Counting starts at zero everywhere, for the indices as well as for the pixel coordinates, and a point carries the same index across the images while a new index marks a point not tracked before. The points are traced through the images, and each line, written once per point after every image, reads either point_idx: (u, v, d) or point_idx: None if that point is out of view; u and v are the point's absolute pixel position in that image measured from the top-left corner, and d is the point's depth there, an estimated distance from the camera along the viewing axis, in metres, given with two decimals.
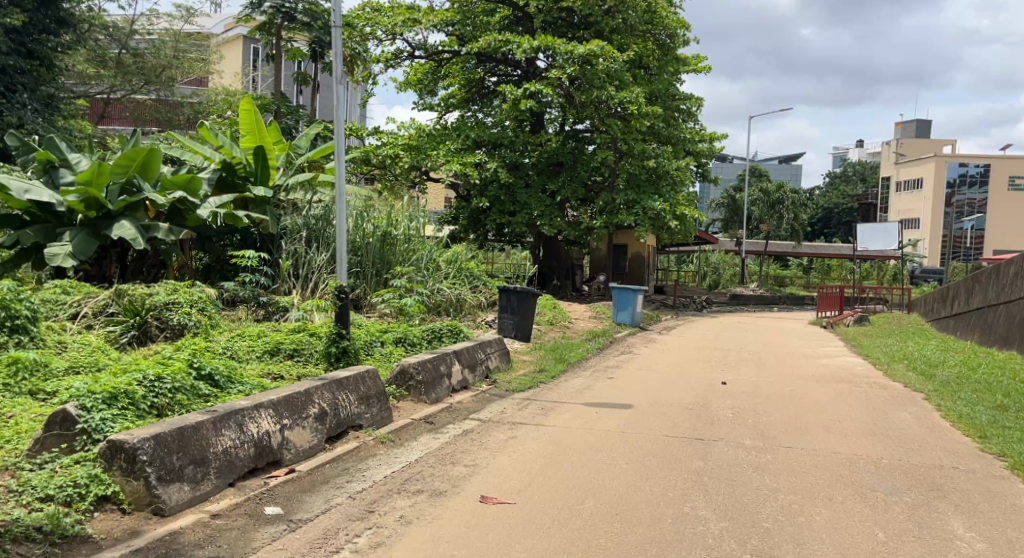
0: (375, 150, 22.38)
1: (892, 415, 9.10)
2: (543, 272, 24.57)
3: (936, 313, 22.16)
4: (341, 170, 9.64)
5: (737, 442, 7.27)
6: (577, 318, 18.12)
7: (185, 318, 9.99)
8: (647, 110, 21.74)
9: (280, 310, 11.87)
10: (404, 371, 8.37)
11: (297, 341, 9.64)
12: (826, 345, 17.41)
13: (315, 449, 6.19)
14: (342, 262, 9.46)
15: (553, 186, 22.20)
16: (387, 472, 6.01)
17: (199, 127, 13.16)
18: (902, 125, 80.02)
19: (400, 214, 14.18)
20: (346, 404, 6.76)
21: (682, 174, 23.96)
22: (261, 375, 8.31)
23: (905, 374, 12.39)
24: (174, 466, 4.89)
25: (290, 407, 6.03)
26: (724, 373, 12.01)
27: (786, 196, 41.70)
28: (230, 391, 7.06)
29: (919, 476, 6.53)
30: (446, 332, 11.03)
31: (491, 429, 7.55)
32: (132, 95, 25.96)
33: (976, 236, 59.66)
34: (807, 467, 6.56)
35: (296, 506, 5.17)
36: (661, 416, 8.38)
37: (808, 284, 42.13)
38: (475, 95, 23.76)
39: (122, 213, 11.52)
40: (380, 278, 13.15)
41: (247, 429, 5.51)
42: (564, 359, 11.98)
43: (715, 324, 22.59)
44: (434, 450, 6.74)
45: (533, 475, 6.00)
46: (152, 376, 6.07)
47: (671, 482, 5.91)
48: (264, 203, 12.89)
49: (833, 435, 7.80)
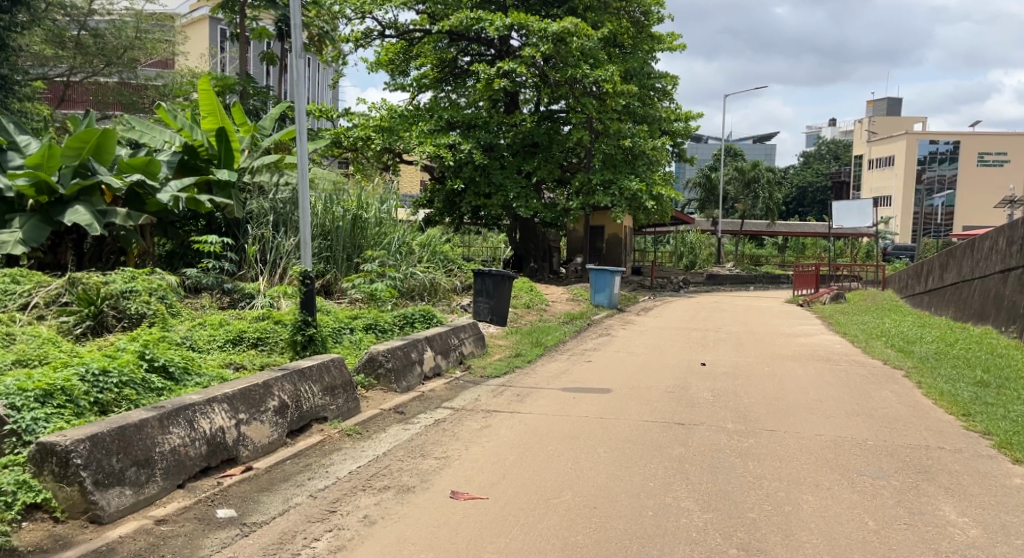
0: (346, 132, 21.91)
1: (874, 393, 8.82)
2: (520, 255, 24.22)
3: (911, 289, 22.09)
4: (303, 148, 9.18)
5: (718, 427, 6.97)
6: (554, 301, 17.82)
7: (142, 308, 9.56)
8: (622, 89, 21.41)
9: (245, 297, 11.46)
10: (373, 359, 8.00)
11: (261, 330, 9.24)
12: (804, 324, 17.24)
13: (275, 444, 5.82)
14: (307, 246, 9.01)
15: (529, 166, 21.83)
16: (351, 467, 5.66)
17: (158, 109, 12.59)
18: (874, 104, 80.38)
19: (371, 197, 13.76)
20: (309, 395, 6.40)
21: (658, 154, 23.71)
22: (222, 366, 7.94)
23: (885, 352, 12.15)
24: (114, 468, 4.52)
25: (247, 400, 5.65)
26: (704, 354, 11.73)
27: (762, 175, 41.63)
28: (185, 384, 6.74)
29: (905, 457, 6.10)
30: (418, 317, 10.68)
31: (464, 418, 7.21)
32: (94, 77, 25.26)
33: (946, 212, 60.12)
34: (789, 451, 6.21)
35: (252, 508, 4.81)
36: (640, 400, 8.05)
37: (784, 262, 42.25)
38: (448, 75, 23.31)
39: (76, 197, 11.00)
40: (351, 263, 12.71)
41: (199, 426, 5.14)
42: (541, 343, 11.65)
43: (693, 304, 22.40)
44: (404, 441, 6.39)
45: (507, 466, 5.68)
46: (95, 369, 5.79)
47: (652, 471, 5.59)
48: (228, 185, 12.35)
49: (814, 417, 7.46)
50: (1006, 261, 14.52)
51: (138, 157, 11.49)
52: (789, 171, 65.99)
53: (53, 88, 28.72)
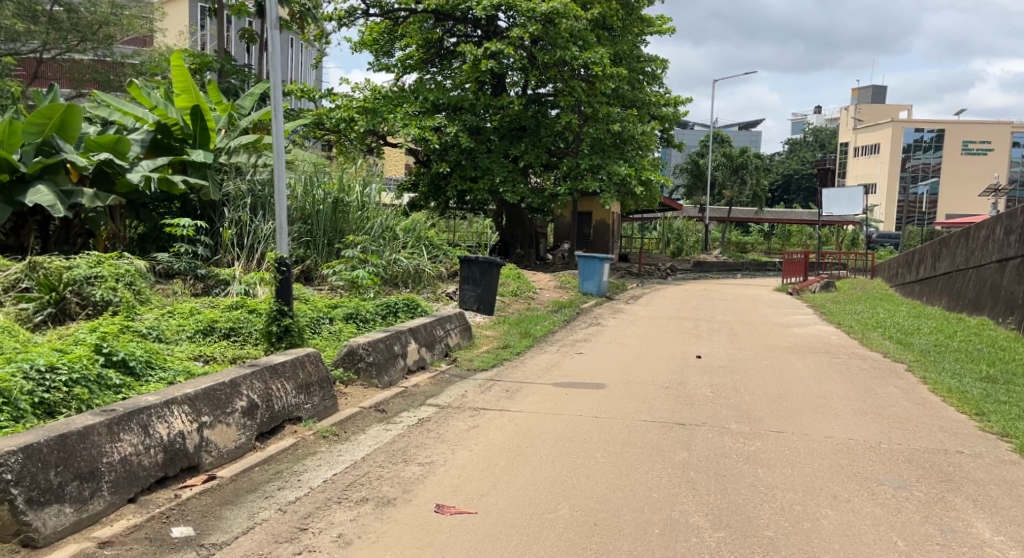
0: (329, 113, 21.25)
1: (880, 387, 8.33)
2: (506, 241, 23.71)
3: (901, 278, 21.70)
4: (279, 126, 8.58)
5: (721, 427, 6.47)
6: (542, 289, 17.31)
7: (108, 294, 8.98)
8: (611, 71, 20.87)
9: (220, 284, 10.93)
10: (353, 352, 7.49)
11: (235, 320, 8.71)
12: (795, 313, 16.82)
13: (243, 449, 5.31)
14: (283, 231, 8.43)
15: (515, 151, 21.25)
16: (326, 475, 5.16)
17: (129, 86, 11.87)
18: (859, 91, 80.02)
19: (353, 179, 13.18)
20: (282, 394, 5.88)
21: (647, 138, 23.18)
22: (190, 359, 7.43)
23: (883, 344, 11.65)
24: (50, 484, 4.02)
25: (211, 400, 5.14)
26: (699, 346, 11.25)
27: (750, 160, 41.10)
28: (147, 379, 6.28)
29: (924, 460, 5.59)
30: (402, 307, 10.15)
31: (450, 418, 6.71)
32: (68, 54, 24.51)
33: (931, 200, 60.00)
34: (800, 453, 5.72)
35: (212, 525, 4.31)
36: (636, 398, 7.55)
37: (770, 250, 41.97)
38: (433, 56, 22.62)
39: (39, 177, 10.43)
40: (332, 249, 12.17)
41: (154, 432, 4.63)
42: (529, 334, 11.14)
43: (681, 292, 21.94)
44: (385, 444, 5.90)
45: (497, 474, 5.21)
46: (42, 366, 5.39)
47: (654, 479, 5.13)
48: (203, 166, 11.79)
49: (821, 413, 6.96)
50: (1004, 250, 14.10)
51: (106, 135, 10.95)
52: (775, 159, 65.70)
53: (27, 66, 27.88)
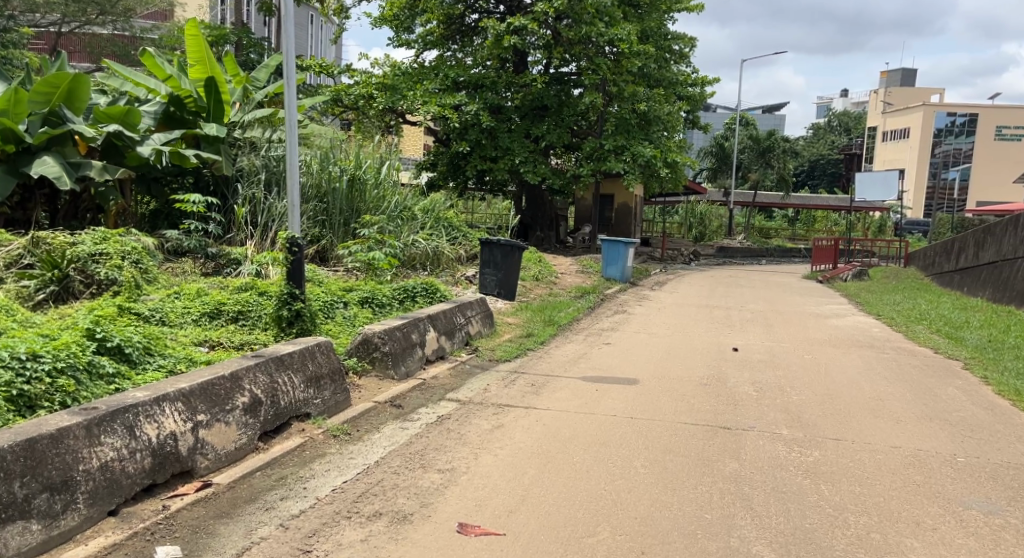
0: (347, 89, 20.56)
1: (938, 388, 7.69)
2: (526, 224, 23.06)
3: (938, 268, 20.84)
4: (291, 99, 7.98)
5: (772, 432, 5.89)
6: (563, 273, 16.68)
7: (112, 273, 8.48)
8: (640, 49, 20.11)
9: (232, 263, 10.39)
10: (368, 341, 6.94)
11: (243, 303, 8.16)
12: (830, 303, 16.11)
13: (243, 451, 4.78)
14: (295, 209, 7.86)
15: (538, 130, 20.58)
16: (335, 483, 4.61)
17: (141, 55, 11.36)
18: (887, 74, 78.07)
19: (370, 156, 12.61)
20: (289, 388, 5.34)
21: (674, 119, 22.39)
22: (193, 345, 6.93)
23: (932, 338, 10.93)
24: (15, 496, 3.51)
25: (207, 397, 4.61)
26: (733, 337, 10.60)
27: (776, 144, 39.73)
28: (143, 369, 5.76)
29: (1009, 478, 5.00)
30: (420, 291, 9.62)
31: (472, 416, 6.15)
32: (87, 27, 24.14)
33: (961, 187, 58.46)
34: (865, 467, 5.14)
35: (201, 546, 3.78)
36: (673, 396, 6.96)
37: (795, 236, 41.02)
38: (454, 32, 21.84)
39: (44, 148, 9.92)
40: (348, 228, 11.61)
41: (141, 433, 4.10)
42: (553, 322, 10.54)
43: (706, 279, 21.24)
44: (401, 446, 5.35)
45: (526, 486, 4.68)
46: (22, 354, 4.88)
47: (704, 496, 4.59)
48: (217, 140, 11.24)
49: (881, 417, 6.35)
50: None
51: (116, 106, 10.40)
52: (801, 143, 64.30)
53: (47, 38, 27.49)
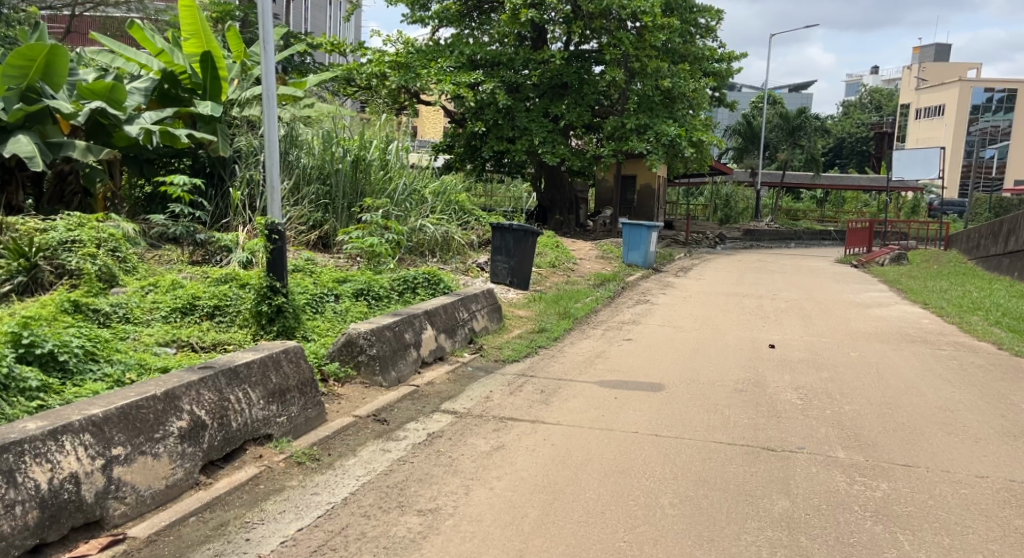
0: (359, 68, 19.46)
1: (1013, 394, 6.60)
2: (544, 207, 22.03)
3: (985, 251, 19.53)
4: (270, 64, 7.03)
5: (828, 454, 4.90)
6: (581, 259, 15.67)
7: (83, 262, 7.52)
8: (664, 22, 18.88)
9: (223, 251, 9.44)
10: (352, 342, 6.02)
11: (220, 296, 7.25)
12: (870, 290, 14.96)
13: (180, 488, 3.91)
14: (275, 188, 6.90)
15: (556, 108, 19.46)
16: (286, 533, 3.72)
17: (132, 27, 10.46)
18: (920, 50, 75.46)
19: (376, 134, 11.61)
20: (243, 407, 4.39)
21: (699, 95, 21.15)
22: (156, 346, 6.02)
23: (992, 331, 9.81)
24: None
25: (130, 424, 3.75)
26: (768, 331, 9.57)
27: (807, 122, 37.23)
28: (81, 379, 4.88)
29: None
30: (422, 282, 8.64)
31: (469, 433, 5.20)
32: (98, 9, 23.23)
33: (999, 166, 56.22)
34: (951, 505, 4.14)
35: None
36: (706, 405, 5.99)
37: (824, 217, 39.47)
38: (471, 9, 20.72)
39: (20, 126, 8.98)
40: (352, 212, 10.62)
41: (23, 480, 3.31)
42: (568, 314, 9.56)
43: (733, 263, 20.17)
44: (379, 476, 4.41)
45: (526, 536, 3.76)
46: None
47: (749, 552, 3.65)
48: (214, 119, 10.27)
49: (958, 435, 5.33)
50: None
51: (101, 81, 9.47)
52: (831, 120, 62.31)
53: (61, 19, 26.76)
